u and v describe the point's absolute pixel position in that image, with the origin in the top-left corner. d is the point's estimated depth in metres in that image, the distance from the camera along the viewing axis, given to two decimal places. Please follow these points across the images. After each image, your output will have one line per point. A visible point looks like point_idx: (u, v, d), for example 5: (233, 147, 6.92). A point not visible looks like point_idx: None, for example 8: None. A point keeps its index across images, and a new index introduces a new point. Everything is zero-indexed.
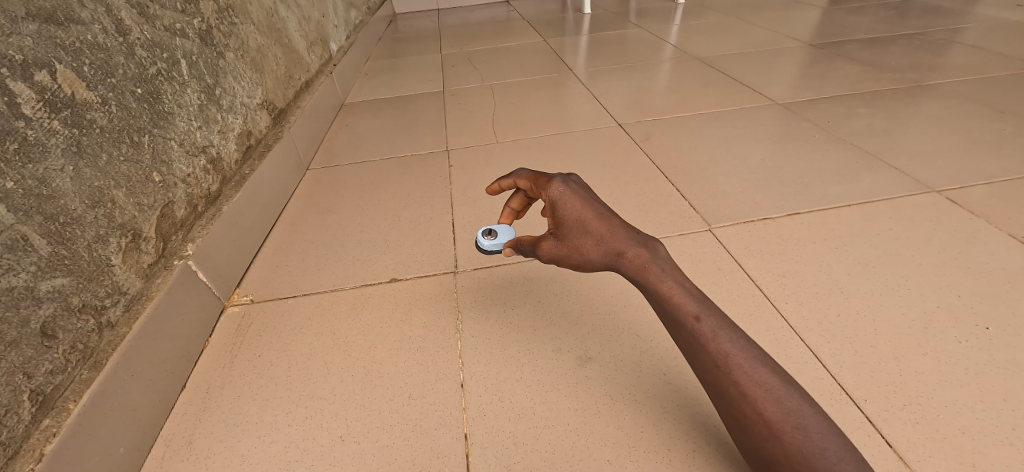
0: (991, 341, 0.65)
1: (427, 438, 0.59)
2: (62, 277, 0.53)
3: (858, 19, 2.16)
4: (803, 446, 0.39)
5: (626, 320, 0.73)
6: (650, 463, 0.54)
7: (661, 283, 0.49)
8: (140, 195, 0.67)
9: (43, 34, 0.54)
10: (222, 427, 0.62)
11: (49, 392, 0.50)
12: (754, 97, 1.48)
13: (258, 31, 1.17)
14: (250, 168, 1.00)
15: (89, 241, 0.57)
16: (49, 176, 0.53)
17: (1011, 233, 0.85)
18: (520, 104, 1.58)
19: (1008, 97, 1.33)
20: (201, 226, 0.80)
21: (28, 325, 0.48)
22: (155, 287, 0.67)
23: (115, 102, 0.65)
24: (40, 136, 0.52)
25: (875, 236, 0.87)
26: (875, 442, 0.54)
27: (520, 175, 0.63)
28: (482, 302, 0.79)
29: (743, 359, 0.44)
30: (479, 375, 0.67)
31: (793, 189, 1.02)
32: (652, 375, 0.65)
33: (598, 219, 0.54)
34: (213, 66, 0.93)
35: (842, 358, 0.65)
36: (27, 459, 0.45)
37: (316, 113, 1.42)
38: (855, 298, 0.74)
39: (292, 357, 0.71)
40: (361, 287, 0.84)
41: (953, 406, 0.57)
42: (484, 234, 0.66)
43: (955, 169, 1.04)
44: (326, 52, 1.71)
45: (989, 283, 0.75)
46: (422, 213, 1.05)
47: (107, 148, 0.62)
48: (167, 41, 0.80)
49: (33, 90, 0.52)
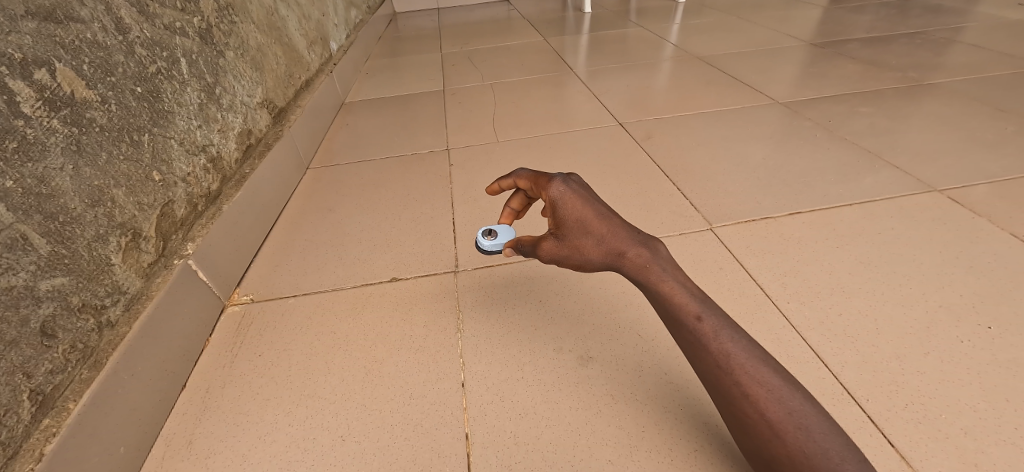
0: (993, 340, 0.65)
1: (429, 438, 0.59)
2: (62, 277, 0.53)
3: (858, 18, 2.16)
4: (805, 446, 0.38)
5: (627, 320, 0.73)
6: (652, 463, 0.54)
7: (662, 283, 0.49)
8: (140, 194, 0.67)
9: (42, 32, 0.54)
10: (223, 427, 0.62)
11: (49, 391, 0.50)
12: (755, 96, 1.48)
13: (258, 30, 1.17)
14: (250, 167, 0.99)
15: (89, 240, 0.57)
16: (48, 175, 0.53)
17: (1013, 233, 0.84)
18: (520, 103, 1.58)
19: (1010, 96, 1.32)
20: (201, 225, 0.80)
21: (28, 325, 0.48)
22: (156, 286, 0.67)
23: (115, 101, 0.65)
24: (39, 134, 0.52)
25: (877, 235, 0.87)
26: (877, 442, 0.54)
27: (521, 175, 0.63)
28: (483, 301, 0.79)
29: (745, 359, 0.43)
30: (480, 375, 0.67)
31: (795, 188, 1.02)
32: (654, 375, 0.65)
33: (598, 219, 0.54)
34: (213, 65, 0.93)
35: (843, 358, 0.64)
36: (27, 459, 0.45)
37: (316, 112, 1.41)
38: (856, 297, 0.74)
39: (292, 357, 0.71)
40: (361, 287, 0.84)
41: (955, 406, 0.57)
42: (484, 234, 0.66)
43: (956, 168, 1.04)
44: (326, 51, 1.71)
45: (991, 282, 0.75)
46: (423, 212, 1.05)
47: (107, 146, 0.62)
48: (167, 39, 0.80)
49: (32, 88, 0.52)
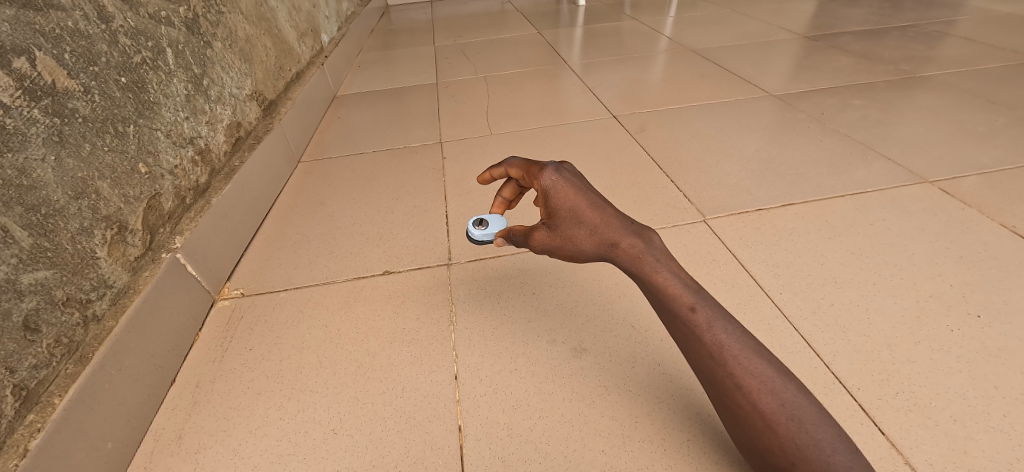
0: (985, 330, 0.66)
1: (422, 430, 0.58)
2: (45, 270, 0.52)
3: (852, 10, 2.17)
4: (797, 438, 0.39)
5: (621, 311, 0.73)
6: (646, 453, 0.54)
7: (655, 274, 0.48)
8: (125, 187, 0.66)
9: (21, 19, 0.52)
10: (213, 421, 0.61)
11: (33, 386, 0.49)
12: (748, 88, 1.48)
13: (246, 20, 1.14)
14: (240, 160, 0.98)
15: (72, 233, 0.56)
16: (29, 166, 0.51)
17: (1004, 223, 0.85)
18: (514, 96, 1.57)
19: (1001, 89, 1.33)
20: (189, 219, 0.78)
21: (10, 319, 0.47)
22: (143, 280, 0.66)
23: (99, 91, 0.63)
24: (20, 125, 0.51)
25: (869, 226, 0.87)
26: (868, 431, 0.54)
27: (512, 163, 0.61)
28: (477, 294, 0.79)
29: (738, 351, 0.43)
30: (474, 367, 0.66)
31: (788, 180, 1.02)
32: (647, 366, 0.65)
33: (591, 209, 0.53)
34: (200, 55, 0.91)
35: (836, 348, 0.65)
36: (11, 455, 0.44)
37: (307, 106, 1.40)
38: (848, 287, 0.74)
39: (282, 351, 0.70)
40: (354, 280, 0.83)
41: (944, 394, 0.58)
42: (476, 223, 0.64)
43: (947, 160, 1.04)
44: (318, 44, 1.69)
45: (980, 272, 0.75)
46: (416, 205, 1.04)
47: (91, 138, 0.61)
48: (153, 29, 0.78)
49: (11, 77, 0.50)
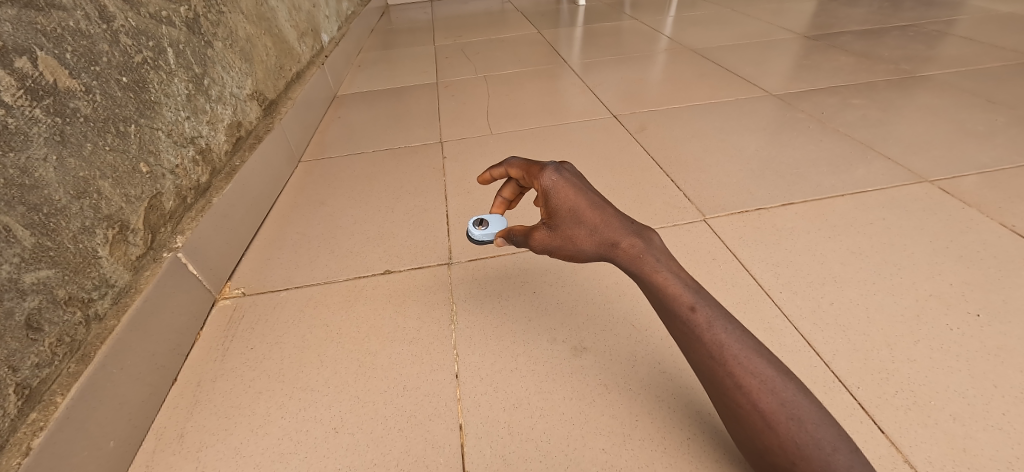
0: (984, 329, 0.66)
1: (423, 429, 0.58)
2: (47, 269, 0.52)
3: (853, 10, 2.17)
4: (796, 437, 0.39)
5: (622, 310, 0.73)
6: (646, 451, 0.54)
7: (655, 273, 0.48)
8: (127, 186, 0.66)
9: (23, 19, 0.53)
10: (214, 420, 0.61)
11: (36, 385, 0.49)
12: (748, 88, 1.48)
13: (246, 20, 1.14)
14: (240, 159, 0.98)
15: (74, 233, 0.56)
16: (31, 166, 0.52)
17: (1003, 223, 0.85)
18: (514, 96, 1.57)
19: (1001, 88, 1.33)
20: (190, 218, 0.79)
21: (13, 317, 0.47)
22: (144, 279, 0.66)
23: (100, 90, 0.63)
24: (21, 125, 0.51)
25: (868, 225, 0.87)
26: (867, 429, 0.55)
27: (512, 163, 0.61)
28: (477, 294, 0.79)
29: (738, 350, 0.43)
30: (474, 366, 0.66)
31: (788, 180, 1.03)
32: (647, 365, 0.65)
33: (591, 209, 0.53)
34: (201, 55, 0.91)
35: (835, 347, 0.65)
36: (14, 454, 0.45)
37: (308, 105, 1.40)
38: (848, 287, 0.74)
39: (283, 350, 0.70)
40: (354, 280, 0.83)
41: (943, 392, 0.58)
42: (476, 223, 0.65)
43: (947, 159, 1.05)
44: (318, 43, 1.69)
45: (980, 271, 0.75)
46: (417, 205, 1.04)
47: (92, 137, 0.61)
48: (153, 28, 0.78)
49: (13, 77, 0.50)
